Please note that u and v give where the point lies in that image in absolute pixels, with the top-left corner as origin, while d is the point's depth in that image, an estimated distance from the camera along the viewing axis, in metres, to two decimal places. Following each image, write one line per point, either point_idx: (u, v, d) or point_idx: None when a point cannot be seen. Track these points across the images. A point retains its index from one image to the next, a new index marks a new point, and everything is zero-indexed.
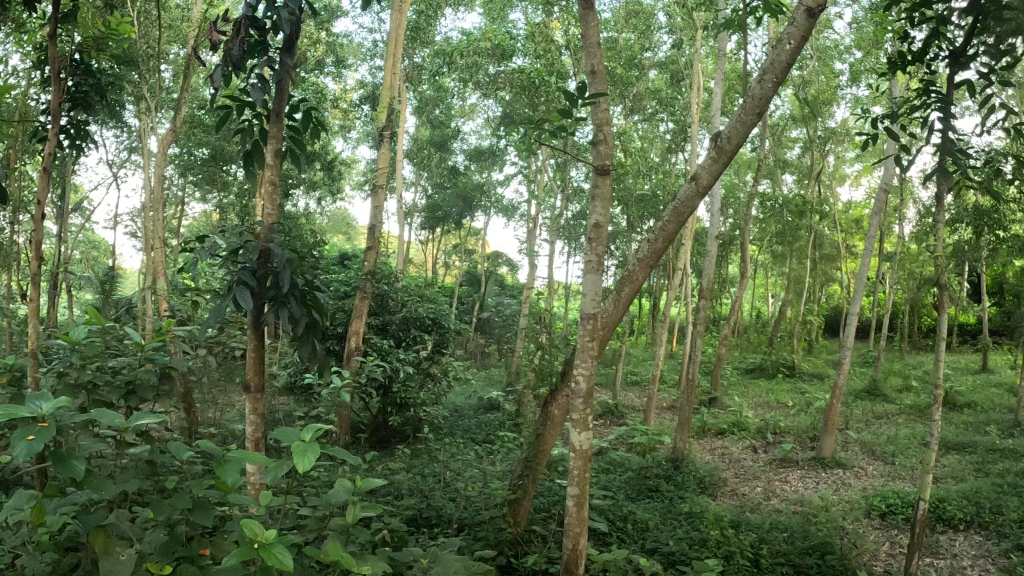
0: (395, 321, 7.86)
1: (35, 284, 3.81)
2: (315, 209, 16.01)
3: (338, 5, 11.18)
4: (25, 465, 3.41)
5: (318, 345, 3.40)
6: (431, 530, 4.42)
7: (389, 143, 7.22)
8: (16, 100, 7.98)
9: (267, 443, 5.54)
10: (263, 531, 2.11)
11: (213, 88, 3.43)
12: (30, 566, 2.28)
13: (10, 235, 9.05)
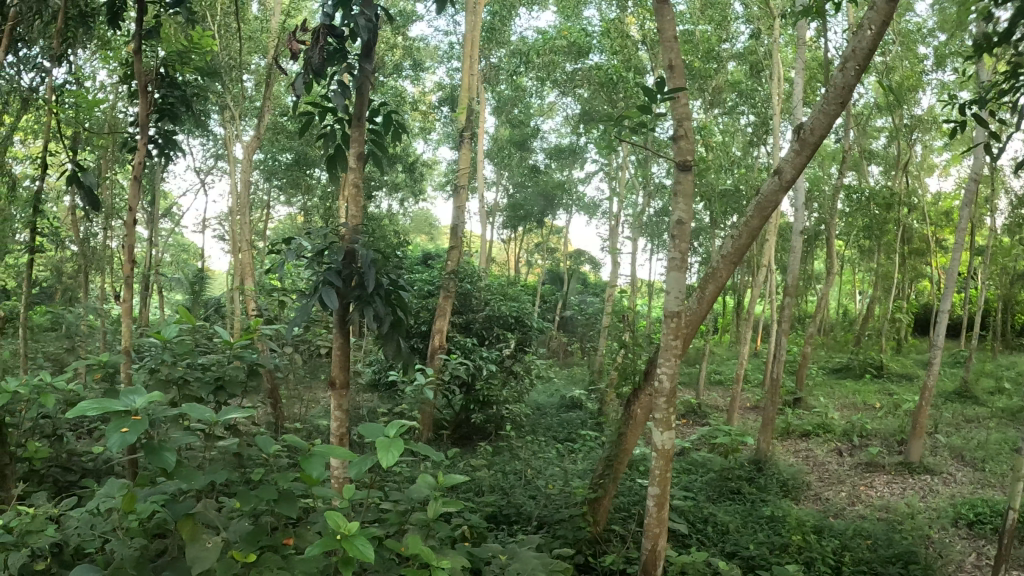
0: (477, 320, 8.09)
1: (128, 286, 3.98)
2: (399, 210, 16.39)
3: (413, 10, 11.38)
4: (121, 455, 3.63)
5: (403, 343, 3.45)
6: (510, 527, 4.45)
7: (469, 144, 7.28)
8: (105, 113, 8.51)
9: (352, 438, 5.69)
10: (346, 523, 2.17)
11: (295, 96, 3.54)
12: (119, 551, 2.41)
13: (105, 240, 9.66)
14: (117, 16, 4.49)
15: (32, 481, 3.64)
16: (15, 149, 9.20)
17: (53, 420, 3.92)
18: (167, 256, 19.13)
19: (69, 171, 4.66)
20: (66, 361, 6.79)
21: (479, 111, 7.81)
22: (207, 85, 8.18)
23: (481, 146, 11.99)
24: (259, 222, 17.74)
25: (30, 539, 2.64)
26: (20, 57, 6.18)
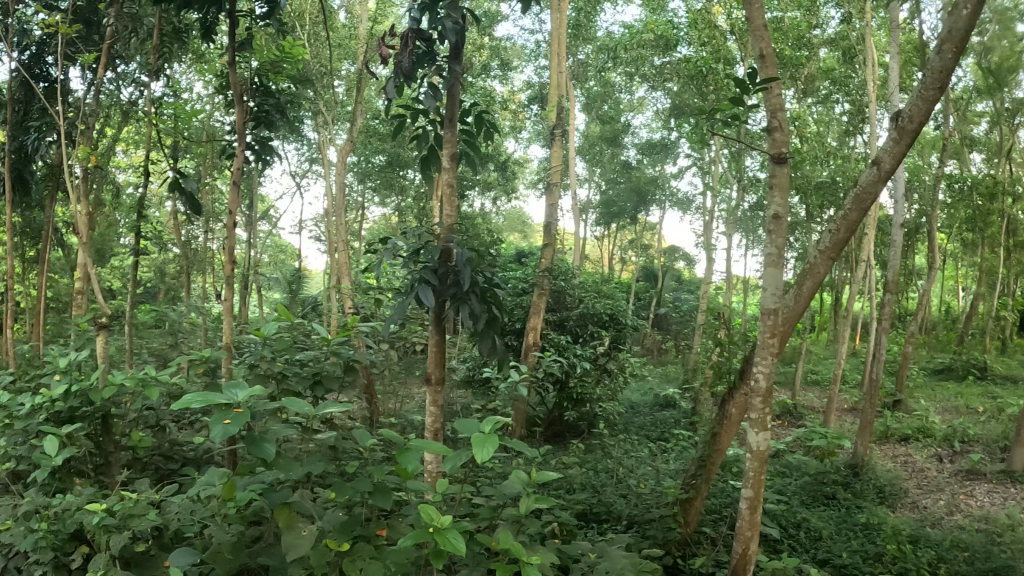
0: (572, 317, 8.07)
1: (228, 285, 4.17)
2: (491, 209, 16.61)
3: (497, 10, 11.47)
4: (220, 447, 3.84)
5: (498, 341, 3.44)
6: (600, 525, 4.45)
7: (560, 142, 7.28)
8: (203, 123, 8.98)
9: (444, 433, 5.78)
10: (439, 516, 2.20)
11: (387, 100, 3.62)
12: (217, 536, 2.52)
13: (207, 243, 10.23)
14: (211, 30, 4.70)
15: (134, 469, 3.90)
16: (122, 158, 9.86)
17: (156, 412, 4.14)
18: (267, 257, 20.10)
19: (171, 178, 4.92)
20: (169, 356, 7.21)
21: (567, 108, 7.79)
22: (300, 92, 8.53)
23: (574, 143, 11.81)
24: (355, 223, 18.36)
25: (133, 522, 2.83)
26: (120, 73, 6.62)
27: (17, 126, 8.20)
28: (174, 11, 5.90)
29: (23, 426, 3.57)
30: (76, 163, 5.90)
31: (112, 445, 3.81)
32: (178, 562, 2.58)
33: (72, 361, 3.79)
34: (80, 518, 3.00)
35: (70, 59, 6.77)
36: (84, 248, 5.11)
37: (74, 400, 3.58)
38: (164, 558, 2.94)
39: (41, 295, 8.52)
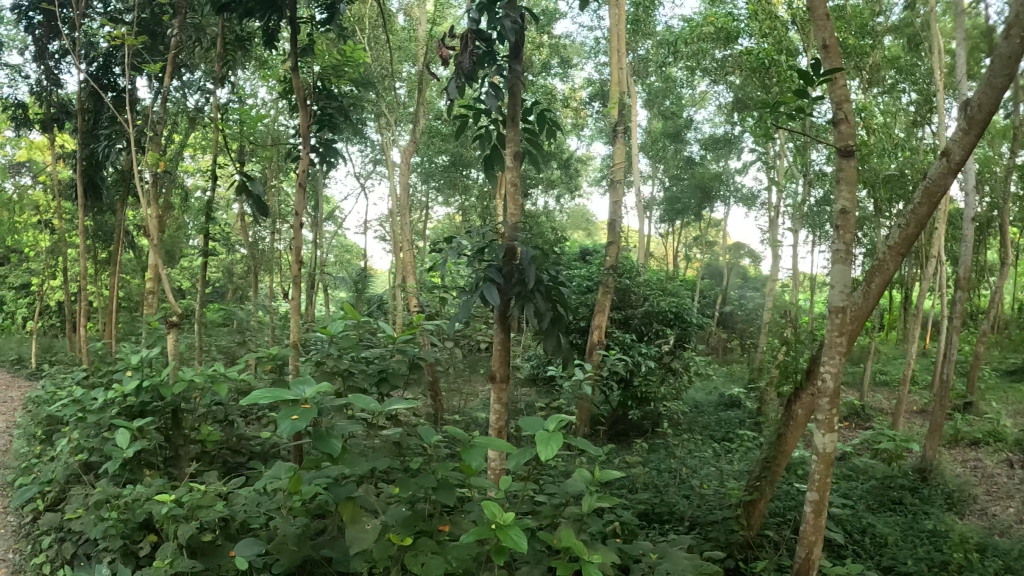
0: (636, 315, 7.99)
1: (295, 285, 4.29)
2: (555, 207, 16.70)
3: (555, 8, 11.42)
4: (286, 441, 3.95)
5: (564, 339, 3.40)
6: (662, 527, 4.43)
7: (622, 139, 7.22)
8: (268, 127, 9.24)
9: (507, 431, 5.81)
10: (501, 513, 2.21)
11: (448, 100, 3.66)
12: (282, 527, 2.59)
13: (273, 243, 10.55)
14: (273, 37, 4.81)
15: (203, 461, 3.96)
16: (190, 163, 10.25)
17: (224, 407, 4.16)
18: (332, 257, 20.65)
19: (239, 182, 5.07)
20: (238, 353, 7.47)
21: (628, 104, 7.71)
22: (362, 95, 8.69)
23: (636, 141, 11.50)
24: (420, 223, 18.69)
25: (201, 512, 2.92)
26: (185, 81, 6.88)
27: (88, 134, 8.79)
28: (237, 20, 6.09)
29: (97, 420, 3.75)
30: (146, 169, 6.15)
31: (181, 439, 3.93)
32: (245, 553, 2.65)
33: (144, 358, 3.95)
34: (151, 508, 3.13)
35: (139, 70, 7.08)
36: (156, 250, 5.32)
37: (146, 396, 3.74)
38: (230, 548, 3.02)
39: (115, 296, 8.94)
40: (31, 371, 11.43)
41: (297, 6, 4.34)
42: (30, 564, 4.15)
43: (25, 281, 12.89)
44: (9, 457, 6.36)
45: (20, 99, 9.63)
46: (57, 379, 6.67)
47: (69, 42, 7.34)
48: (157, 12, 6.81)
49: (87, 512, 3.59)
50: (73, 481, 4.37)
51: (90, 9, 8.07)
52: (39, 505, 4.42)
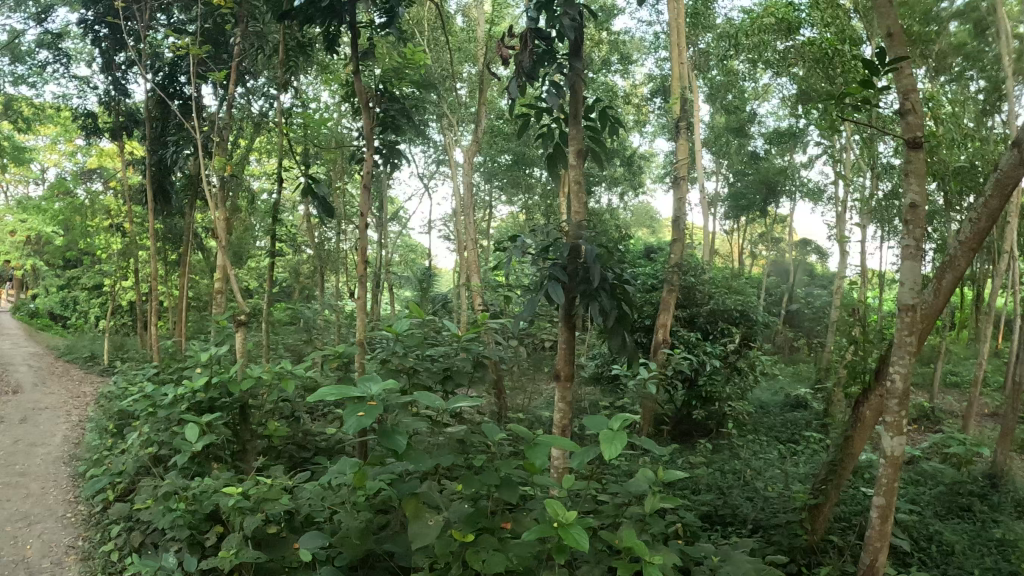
0: (701, 313, 7.83)
1: (361, 284, 4.35)
2: (618, 205, 16.71)
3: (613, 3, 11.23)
4: (350, 438, 4.03)
5: (629, 337, 3.37)
6: (724, 529, 4.38)
7: (685, 134, 7.12)
8: (332, 131, 9.45)
9: (571, 430, 5.83)
10: (564, 512, 2.21)
11: (509, 100, 3.67)
12: (346, 521, 2.65)
13: (338, 244, 10.79)
14: (334, 42, 4.90)
15: (269, 456, 4.07)
16: (256, 167, 10.55)
17: (290, 403, 4.31)
18: (398, 257, 21.13)
19: (305, 184, 5.19)
20: (305, 352, 7.69)
21: (689, 98, 7.58)
22: (425, 97, 8.81)
23: (700, 135, 10.78)
24: (484, 222, 18.92)
25: (267, 506, 3.00)
26: (249, 87, 7.18)
27: (156, 142, 9.14)
28: (297, 27, 6.21)
29: (167, 414, 3.90)
30: (213, 174, 6.35)
31: (248, 433, 4.04)
32: (309, 545, 2.73)
33: (213, 355, 4.07)
34: (218, 499, 3.23)
35: (205, 78, 7.32)
36: (224, 251, 5.50)
37: (213, 392, 3.87)
38: (294, 540, 3.10)
39: (183, 296, 9.28)
40: (105, 367, 11.99)
41: (356, 10, 4.42)
42: (101, 551, 4.35)
43: (101, 282, 13.52)
44: (85, 448, 6.69)
45: (91, 109, 10.09)
46: (128, 376, 6.97)
47: (135, 54, 7.63)
48: (219, 22, 7.02)
49: (156, 503, 3.73)
50: (143, 473, 4.57)
51: (155, 20, 8.37)
52: (111, 494, 4.64)
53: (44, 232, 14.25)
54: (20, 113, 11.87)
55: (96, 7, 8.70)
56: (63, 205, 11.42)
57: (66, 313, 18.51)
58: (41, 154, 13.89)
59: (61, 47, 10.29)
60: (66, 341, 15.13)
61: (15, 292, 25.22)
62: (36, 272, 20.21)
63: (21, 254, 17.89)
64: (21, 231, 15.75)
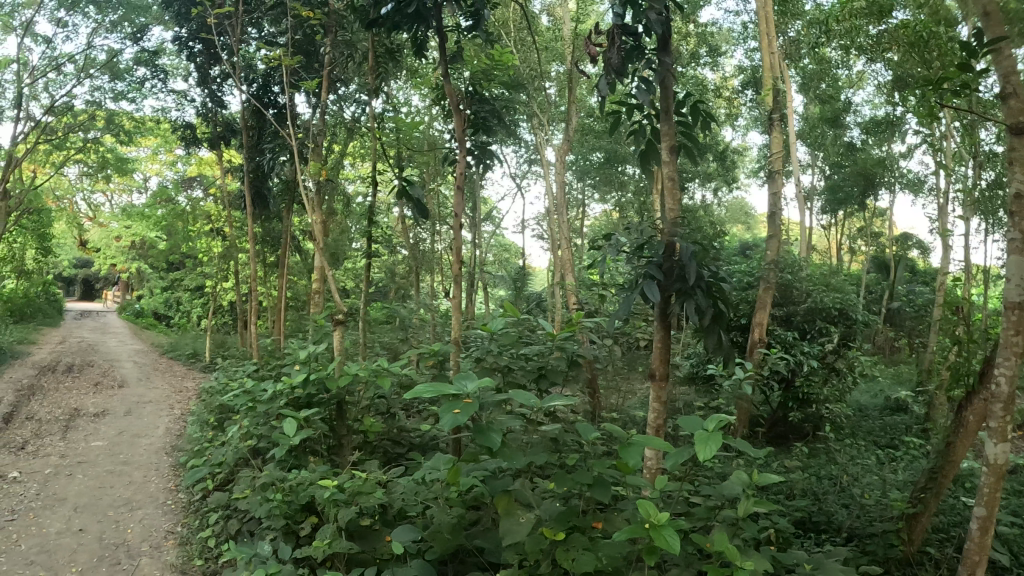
0: (799, 312, 7.56)
1: (457, 284, 4.43)
2: (711, 201, 16.39)
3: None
4: (446, 436, 4.13)
5: (725, 337, 3.34)
6: (818, 537, 4.22)
7: (779, 126, 6.90)
8: (426, 134, 9.67)
9: (666, 430, 5.82)
10: (656, 512, 2.20)
11: (599, 97, 3.70)
12: (440, 515, 2.72)
13: (431, 244, 11.06)
14: (423, 47, 4.99)
15: (365, 451, 4.18)
16: (351, 171, 10.94)
17: (386, 400, 4.42)
18: (491, 257, 21.59)
19: (399, 187, 5.34)
20: (399, 350, 7.95)
21: (781, 88, 7.35)
22: (515, 98, 8.89)
23: (792, 127, 10.17)
24: (577, 221, 18.97)
25: (362, 498, 3.11)
26: (342, 94, 7.53)
27: (254, 149, 9.60)
28: (385, 33, 6.38)
29: (266, 408, 4.10)
30: (310, 178, 6.64)
31: (344, 429, 4.23)
32: (402, 538, 2.81)
33: (311, 353, 4.23)
34: (315, 492, 3.36)
35: (298, 87, 7.64)
36: (320, 253, 5.71)
37: (310, 388, 4.05)
38: (387, 533, 3.21)
39: (282, 297, 9.72)
40: (205, 364, 12.68)
41: (442, 14, 4.51)
42: (199, 537, 4.61)
43: (203, 284, 14.29)
44: (186, 440, 7.08)
45: (189, 121, 10.67)
46: (228, 372, 7.35)
47: (231, 67, 8.02)
48: (308, 33, 7.37)
49: (254, 492, 3.93)
50: (241, 465, 4.81)
51: (246, 34, 8.77)
52: (211, 483, 4.91)
53: (150, 238, 15.18)
54: (120, 126, 12.78)
55: (190, 24, 9.18)
56: (165, 212, 12.13)
57: (171, 312, 19.69)
58: (142, 164, 14.79)
59: (158, 64, 10.93)
60: (171, 339, 16.08)
61: (123, 295, 26.92)
62: (143, 275, 21.54)
63: (130, 257, 19.16)
64: (130, 237, 16.84)
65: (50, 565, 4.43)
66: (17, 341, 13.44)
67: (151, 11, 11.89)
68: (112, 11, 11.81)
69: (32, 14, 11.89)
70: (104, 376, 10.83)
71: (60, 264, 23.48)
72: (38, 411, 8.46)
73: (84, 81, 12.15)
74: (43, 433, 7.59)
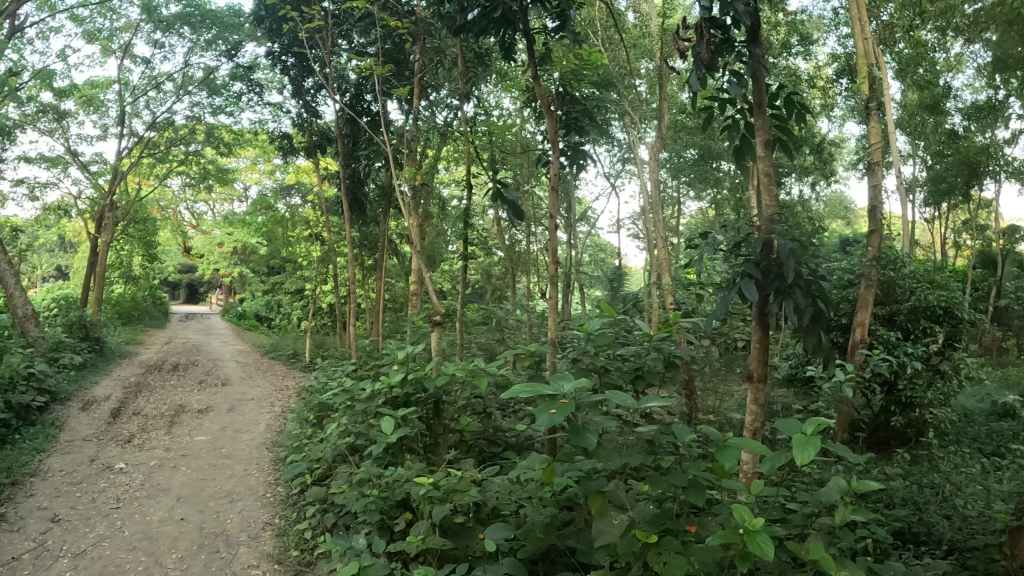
0: (902, 312, 7.09)
1: (553, 284, 4.45)
2: (808, 196, 15.83)
3: None
4: (539, 435, 4.17)
5: (824, 337, 3.23)
6: (916, 548, 4.01)
7: (877, 115, 6.55)
8: (518, 136, 9.77)
9: (763, 433, 5.74)
10: (751, 518, 2.15)
11: (690, 94, 3.62)
12: (533, 514, 2.76)
13: (526, 245, 11.18)
14: (510, 50, 5.04)
15: (461, 449, 4.32)
16: (445, 175, 11.21)
17: (483, 400, 4.49)
18: (585, 257, 21.65)
19: (494, 189, 5.43)
20: (495, 350, 8.10)
21: (877, 76, 7.00)
22: (605, 97, 8.88)
23: (891, 115, 9.62)
24: (671, 219, 18.63)
25: (456, 496, 3.17)
26: (433, 100, 7.73)
27: (349, 156, 9.97)
28: (471, 38, 6.49)
29: (365, 407, 4.28)
30: (406, 183, 6.84)
31: (441, 428, 4.31)
32: (495, 536, 2.86)
33: (408, 354, 4.36)
34: (411, 488, 3.46)
35: (391, 95, 7.89)
36: (417, 256, 5.85)
37: (407, 387, 4.19)
38: (479, 531, 3.26)
39: (379, 299, 10.03)
40: (305, 363, 13.23)
41: (529, 17, 4.56)
42: (297, 528, 4.84)
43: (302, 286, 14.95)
44: (286, 436, 7.43)
45: (286, 131, 11.16)
46: (327, 372, 7.66)
47: (325, 79, 8.37)
48: (398, 41, 7.64)
49: (350, 487, 4.09)
50: (337, 461, 5.00)
51: (337, 46, 9.11)
52: (310, 478, 5.15)
53: (252, 243, 15.98)
54: (220, 138, 13.62)
55: (283, 39, 9.63)
56: (266, 218, 12.73)
57: (272, 314, 20.67)
58: (242, 174, 15.61)
59: (253, 78, 11.51)
60: (272, 340, 16.86)
61: (229, 297, 28.43)
62: (246, 279, 22.67)
63: (233, 262, 20.25)
64: (235, 243, 17.80)
65: (157, 550, 4.75)
66: (129, 342, 14.44)
67: (243, 28, 12.54)
68: (207, 30, 12.54)
69: (131, 37, 12.79)
70: (209, 375, 11.47)
71: (168, 270, 25.00)
72: (147, 407, 9.06)
73: (184, 97, 12.95)
74: (151, 427, 8.13)
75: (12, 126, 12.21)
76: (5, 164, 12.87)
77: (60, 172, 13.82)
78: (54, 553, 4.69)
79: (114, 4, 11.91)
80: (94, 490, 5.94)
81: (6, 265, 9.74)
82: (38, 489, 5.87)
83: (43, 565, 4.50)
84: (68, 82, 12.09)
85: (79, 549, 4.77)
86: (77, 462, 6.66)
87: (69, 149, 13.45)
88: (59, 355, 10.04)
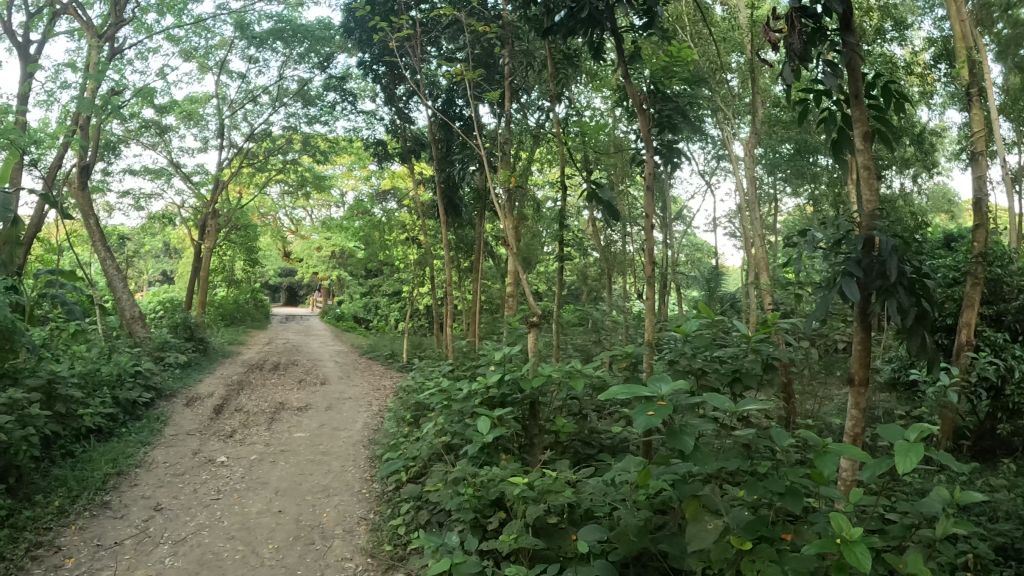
0: (1011, 311, 6.60)
1: (649, 284, 4.40)
2: (915, 188, 14.93)
3: None
4: (633, 437, 4.15)
5: (930, 338, 3.06)
6: (1018, 565, 3.70)
7: (979, 101, 6.05)
8: (612, 135, 9.71)
9: (863, 440, 5.49)
10: (848, 527, 2.08)
11: (783, 86, 3.49)
12: (629, 516, 2.75)
13: (620, 245, 11.11)
14: (598, 50, 5.01)
15: (556, 450, 4.35)
16: (538, 176, 11.29)
17: (579, 401, 4.51)
18: (682, 257, 21.26)
19: (589, 190, 5.42)
20: (590, 352, 8.10)
21: (980, 60, 6.54)
22: (696, 93, 8.71)
23: (996, 99, 8.97)
24: (770, 215, 17.98)
25: (550, 497, 3.21)
26: (524, 103, 7.80)
27: (443, 161, 10.19)
28: (560, 40, 6.51)
29: (461, 407, 4.38)
30: (500, 186, 6.92)
31: (537, 428, 4.37)
32: (588, 537, 2.86)
33: (505, 354, 4.44)
34: (506, 488, 3.52)
35: (481, 100, 8.04)
36: (513, 258, 5.91)
37: (504, 388, 4.27)
38: (573, 532, 3.28)
39: (477, 301, 10.15)
40: (402, 363, 13.61)
41: (616, 15, 4.51)
42: (390, 524, 5.00)
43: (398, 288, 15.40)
44: (382, 434, 7.67)
45: (380, 138, 11.54)
46: (423, 372, 7.86)
47: (416, 86, 8.58)
48: (486, 46, 7.81)
49: (445, 485, 4.20)
50: (430, 459, 5.14)
51: (426, 54, 9.33)
52: (405, 475, 5.30)
53: (350, 248, 16.59)
54: (316, 147, 14.23)
55: (373, 49, 9.95)
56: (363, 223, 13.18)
57: (369, 316, 21.40)
58: (339, 180, 16.17)
59: (346, 88, 11.96)
60: (371, 340, 17.44)
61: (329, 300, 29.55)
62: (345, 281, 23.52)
63: (331, 265, 21.05)
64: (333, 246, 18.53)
65: (256, 541, 5.02)
66: (231, 342, 15.29)
67: (333, 40, 13.06)
68: (299, 44, 13.13)
69: (226, 54, 13.58)
70: (309, 374, 11.98)
71: (270, 273, 26.22)
72: (249, 404, 9.58)
73: (281, 109, 13.60)
74: (253, 424, 8.58)
75: (118, 142, 13.21)
76: (112, 177, 14.00)
77: (165, 183, 14.84)
78: (156, 540, 5.04)
79: (209, 24, 12.68)
80: (196, 482, 6.34)
81: (117, 271, 10.50)
82: (143, 478, 6.31)
83: (146, 550, 4.85)
84: (169, 98, 12.97)
85: (179, 536, 5.11)
86: (180, 454, 7.13)
87: (172, 161, 14.42)
88: (166, 354, 10.76)
